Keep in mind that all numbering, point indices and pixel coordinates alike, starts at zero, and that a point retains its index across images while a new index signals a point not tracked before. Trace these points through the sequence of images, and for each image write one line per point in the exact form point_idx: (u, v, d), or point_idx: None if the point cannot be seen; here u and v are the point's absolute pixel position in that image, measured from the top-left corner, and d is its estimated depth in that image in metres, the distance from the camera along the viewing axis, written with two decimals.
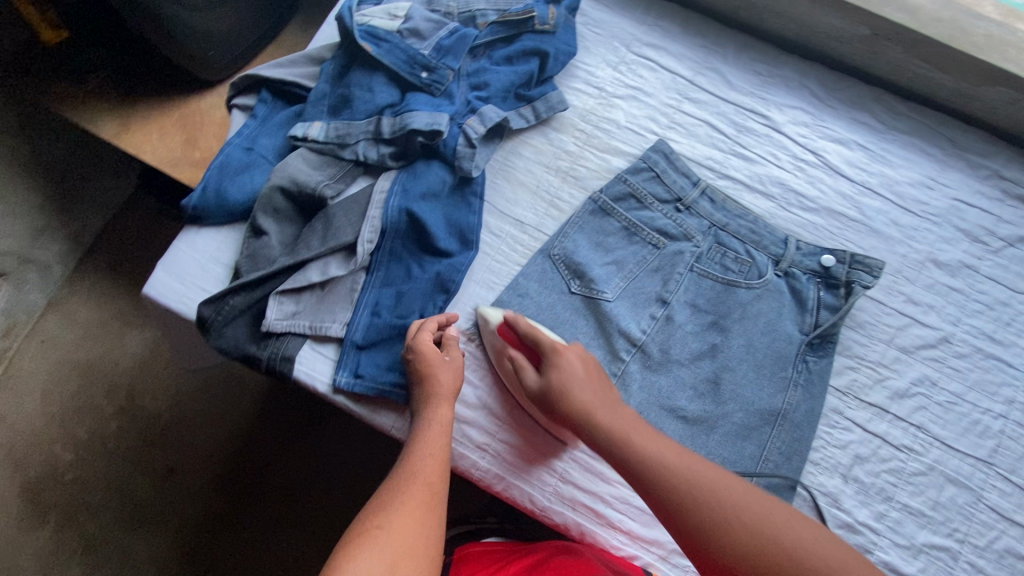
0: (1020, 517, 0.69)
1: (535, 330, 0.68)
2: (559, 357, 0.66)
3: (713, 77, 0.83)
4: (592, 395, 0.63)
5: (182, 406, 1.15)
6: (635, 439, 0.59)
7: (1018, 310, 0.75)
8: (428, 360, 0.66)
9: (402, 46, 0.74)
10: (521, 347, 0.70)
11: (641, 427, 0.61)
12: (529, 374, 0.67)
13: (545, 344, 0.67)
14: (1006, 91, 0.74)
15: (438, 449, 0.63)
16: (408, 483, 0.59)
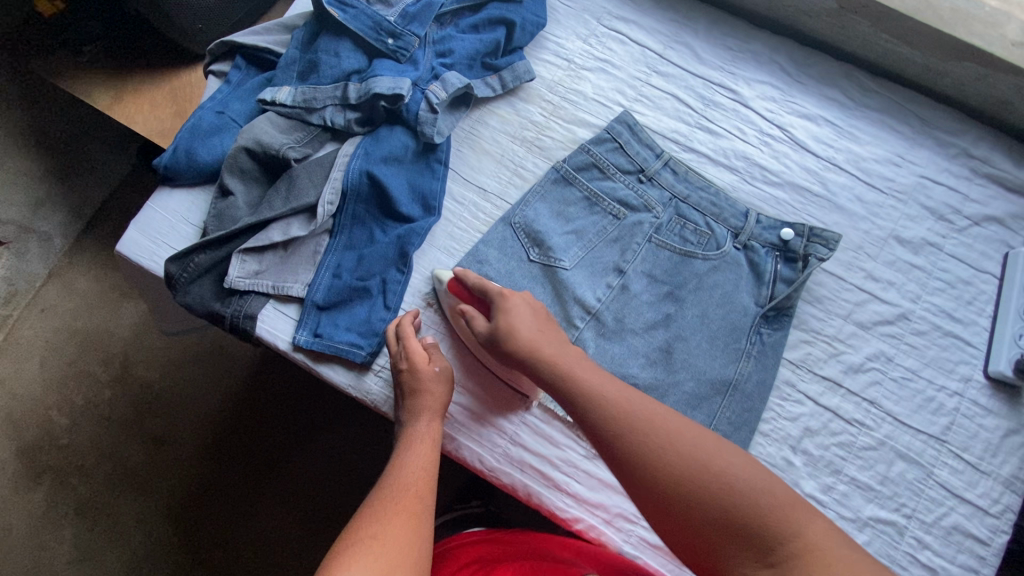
0: (971, 495, 0.68)
1: (479, 278, 0.69)
2: (503, 300, 0.66)
3: (683, 51, 0.82)
4: (535, 334, 0.63)
5: (173, 376, 1.16)
6: (564, 369, 0.60)
7: (979, 289, 0.74)
8: (419, 371, 0.67)
9: (367, 12, 0.75)
10: (467, 297, 0.70)
11: (580, 361, 0.61)
12: (478, 319, 0.67)
13: (489, 290, 0.67)
14: (974, 67, 0.74)
15: (429, 461, 0.63)
16: (399, 491, 0.58)
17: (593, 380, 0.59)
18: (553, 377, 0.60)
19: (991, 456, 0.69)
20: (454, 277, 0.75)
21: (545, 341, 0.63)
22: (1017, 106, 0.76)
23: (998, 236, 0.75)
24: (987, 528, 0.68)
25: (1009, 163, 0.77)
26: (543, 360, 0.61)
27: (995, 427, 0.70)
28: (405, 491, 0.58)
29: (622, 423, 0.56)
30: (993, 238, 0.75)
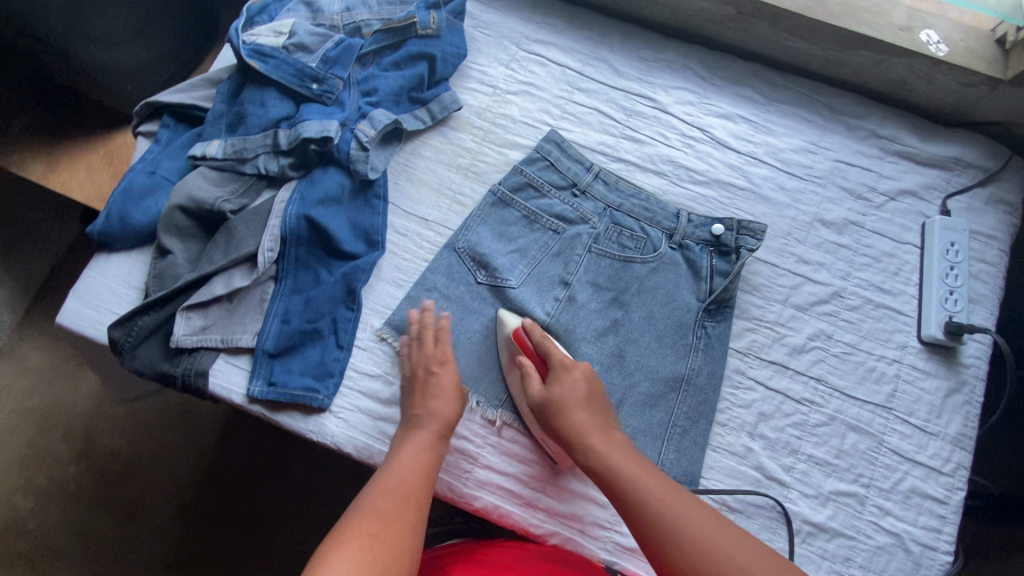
0: (923, 458, 0.71)
1: (549, 344, 0.69)
2: (569, 372, 0.67)
3: (601, 66, 0.86)
4: (583, 413, 0.65)
5: (142, 442, 1.13)
6: (591, 445, 0.63)
7: (904, 260, 0.78)
8: (434, 384, 0.68)
9: (288, 60, 0.75)
10: (529, 354, 0.70)
11: (610, 441, 0.64)
12: (536, 384, 0.67)
13: (557, 360, 0.68)
14: (868, 54, 0.78)
15: (425, 467, 0.64)
16: (396, 499, 0.60)
17: (614, 454, 0.62)
18: (580, 449, 0.63)
19: (936, 417, 0.72)
20: (405, 307, 0.75)
21: (590, 419, 0.65)
22: (913, 86, 0.81)
23: (915, 207, 0.79)
24: (942, 487, 0.70)
25: (915, 138, 0.81)
26: (576, 434, 0.64)
27: (936, 389, 0.73)
28: (402, 501, 0.60)
29: (625, 489, 0.60)
30: (910, 210, 0.79)
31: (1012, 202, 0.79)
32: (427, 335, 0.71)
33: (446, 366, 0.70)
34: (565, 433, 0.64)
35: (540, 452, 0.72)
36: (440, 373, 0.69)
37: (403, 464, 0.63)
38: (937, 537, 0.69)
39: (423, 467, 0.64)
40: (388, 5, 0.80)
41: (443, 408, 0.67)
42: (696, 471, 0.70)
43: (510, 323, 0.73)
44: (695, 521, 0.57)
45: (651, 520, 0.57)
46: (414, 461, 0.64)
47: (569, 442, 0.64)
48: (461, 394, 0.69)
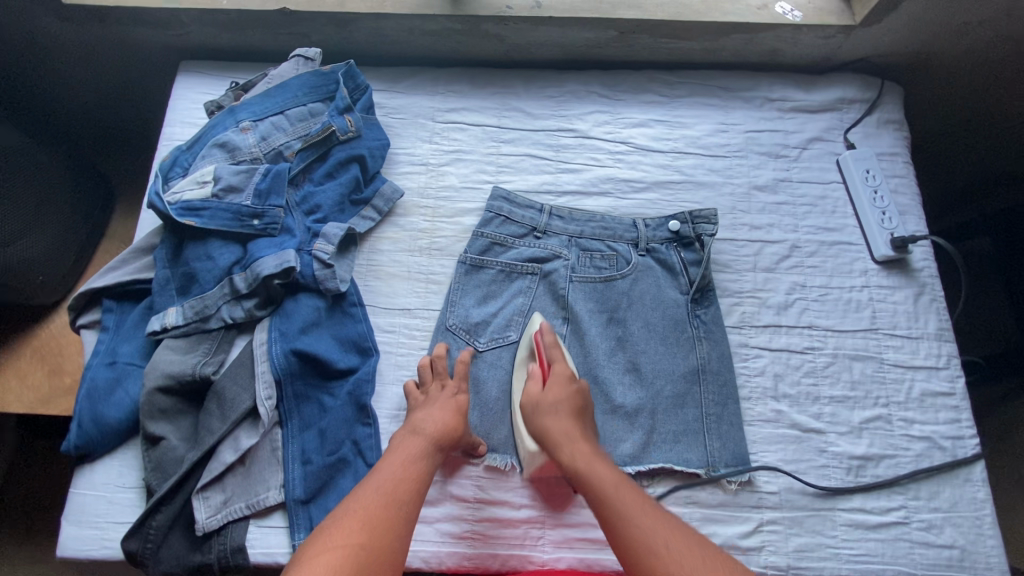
0: (920, 361, 0.78)
1: (559, 355, 0.74)
2: (565, 382, 0.71)
3: (516, 115, 0.90)
4: (568, 421, 0.68)
5: None
6: (570, 446, 0.67)
7: (835, 198, 0.86)
8: (437, 401, 0.69)
9: (222, 206, 0.74)
10: (540, 357, 0.74)
11: (590, 449, 0.67)
12: (534, 387, 0.72)
13: (558, 369, 0.72)
14: (741, 36, 0.87)
15: (416, 473, 0.63)
16: (386, 501, 0.59)
17: (596, 463, 0.65)
18: (562, 448, 0.67)
19: (916, 322, 0.80)
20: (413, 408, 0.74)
21: (575, 425, 0.68)
22: (784, 51, 0.91)
23: (826, 150, 0.88)
24: (945, 380, 0.77)
25: (803, 92, 0.91)
26: (560, 435, 0.67)
27: (905, 297, 0.81)
28: (392, 507, 0.59)
29: (590, 488, 0.64)
30: (823, 153, 0.88)
31: (897, 120, 0.90)
32: (439, 366, 0.73)
33: (462, 395, 0.71)
34: (548, 435, 0.68)
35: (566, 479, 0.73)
36: (447, 397, 0.70)
37: (395, 469, 0.63)
38: (960, 426, 0.76)
39: (415, 471, 0.63)
40: (300, 122, 0.80)
41: (443, 420, 0.67)
42: (744, 450, 0.73)
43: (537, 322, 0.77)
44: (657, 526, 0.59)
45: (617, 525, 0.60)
46: (407, 469, 0.63)
47: (552, 443, 0.67)
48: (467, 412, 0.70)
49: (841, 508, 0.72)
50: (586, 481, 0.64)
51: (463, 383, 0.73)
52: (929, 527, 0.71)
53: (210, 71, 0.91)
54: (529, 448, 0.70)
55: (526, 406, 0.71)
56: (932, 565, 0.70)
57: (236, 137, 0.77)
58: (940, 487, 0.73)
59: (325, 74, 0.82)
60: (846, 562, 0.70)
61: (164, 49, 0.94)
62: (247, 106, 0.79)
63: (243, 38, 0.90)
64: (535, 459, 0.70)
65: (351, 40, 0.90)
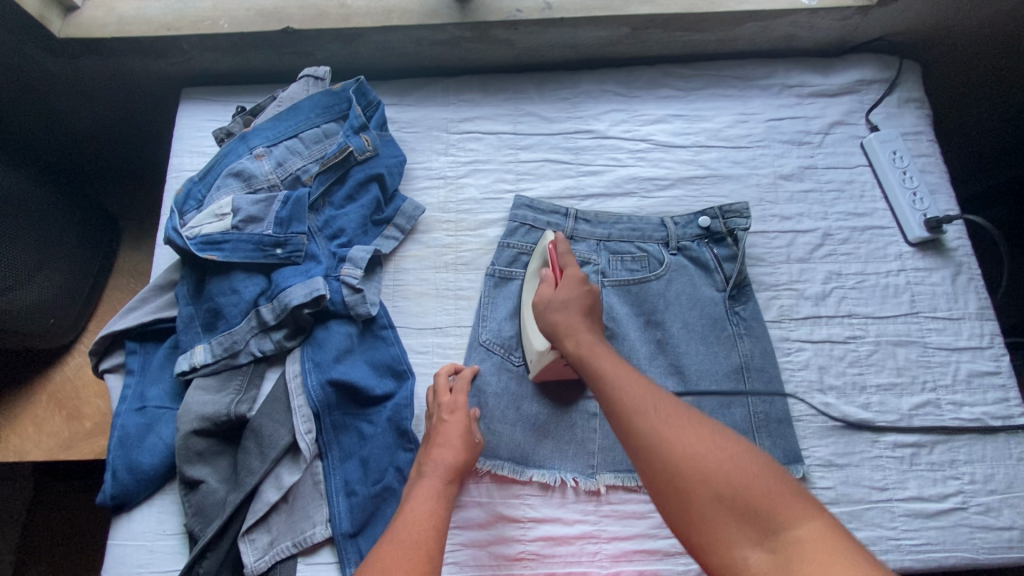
0: (964, 342, 0.77)
1: (572, 259, 0.73)
2: (576, 283, 0.70)
3: (531, 120, 0.88)
4: (576, 315, 0.68)
5: None
6: (576, 336, 0.66)
7: (863, 181, 0.85)
8: (446, 428, 0.67)
9: (243, 237, 0.71)
10: (552, 263, 0.74)
11: (597, 340, 0.66)
12: (547, 289, 0.72)
13: (569, 272, 0.72)
14: (755, 24, 0.85)
15: (434, 516, 0.60)
16: (407, 542, 0.56)
17: (599, 348, 0.64)
18: (568, 339, 0.66)
19: (956, 302, 0.78)
20: None
21: (584, 320, 0.68)
22: (799, 36, 0.89)
23: (849, 133, 0.87)
24: (991, 360, 0.76)
25: (820, 76, 0.89)
26: (567, 326, 0.67)
27: (943, 278, 0.80)
28: (415, 547, 0.56)
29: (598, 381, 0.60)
30: (846, 137, 0.87)
31: (917, 98, 0.89)
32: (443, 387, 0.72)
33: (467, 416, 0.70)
34: (556, 325, 0.68)
35: (612, 491, 0.71)
36: (451, 421, 0.68)
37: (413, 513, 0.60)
38: (1009, 406, 0.74)
39: (433, 513, 0.60)
40: (316, 144, 0.78)
41: (451, 450, 0.66)
42: (796, 446, 0.72)
43: (549, 237, 0.77)
44: (669, 419, 0.54)
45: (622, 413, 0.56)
46: (424, 509, 0.60)
47: (561, 333, 0.67)
48: (473, 440, 0.68)
49: (897, 498, 0.70)
50: (587, 364, 0.63)
51: (462, 396, 0.70)
52: (988, 511, 0.70)
53: (215, 97, 0.88)
54: (537, 346, 0.70)
55: (538, 305, 0.71)
56: (994, 549, 0.68)
57: (251, 165, 0.75)
58: (996, 469, 0.72)
59: (337, 92, 0.79)
60: (909, 553, 0.68)
61: (165, 77, 0.92)
62: (260, 131, 0.77)
63: (246, 61, 0.88)
64: (542, 357, 0.69)
65: (358, 56, 0.87)
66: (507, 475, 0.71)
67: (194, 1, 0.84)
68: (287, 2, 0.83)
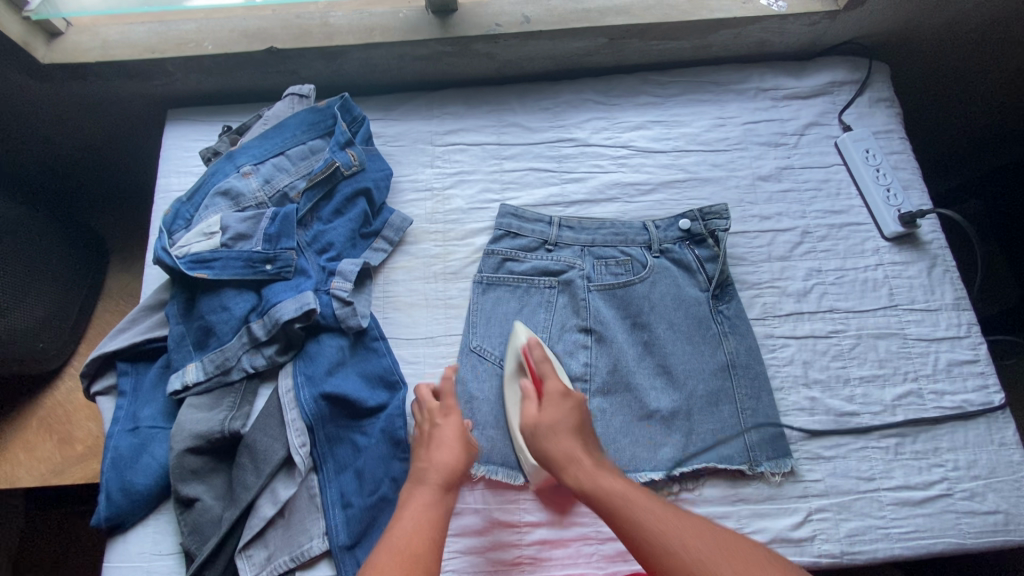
0: (942, 333, 0.79)
1: (549, 368, 0.72)
2: (559, 398, 0.70)
3: (514, 130, 0.90)
4: (570, 438, 0.67)
5: None
6: (573, 471, 0.66)
7: (839, 180, 0.87)
8: (432, 437, 0.68)
9: (233, 255, 0.72)
10: (533, 373, 0.73)
11: (596, 463, 0.67)
12: (532, 408, 0.71)
13: (551, 385, 0.71)
14: (728, 31, 0.88)
15: (425, 528, 0.61)
16: (400, 556, 0.57)
17: (601, 477, 0.65)
18: (551, 443, 0.67)
19: (933, 294, 0.81)
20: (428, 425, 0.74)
21: (576, 440, 0.68)
22: (770, 42, 0.92)
23: (823, 133, 0.89)
24: (969, 348, 0.78)
25: (794, 79, 0.92)
26: (565, 455, 0.66)
27: (919, 271, 0.82)
28: (404, 564, 0.57)
29: (588, 488, 0.64)
30: (821, 138, 0.89)
31: (888, 97, 0.92)
32: (438, 394, 0.72)
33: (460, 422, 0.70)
34: (552, 459, 0.67)
35: None
36: (440, 428, 0.69)
37: (403, 525, 0.61)
38: (988, 392, 0.76)
39: (426, 525, 0.61)
40: (302, 160, 0.78)
41: (438, 463, 0.66)
42: (783, 440, 0.73)
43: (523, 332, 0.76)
44: (656, 512, 0.60)
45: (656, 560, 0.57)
46: (417, 521, 0.61)
47: (561, 466, 0.66)
48: (468, 444, 0.69)
49: (885, 488, 0.72)
50: (587, 487, 0.64)
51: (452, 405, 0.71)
52: (972, 496, 0.72)
53: (200, 117, 0.89)
54: (530, 464, 0.70)
55: (525, 428, 0.70)
56: (979, 533, 0.70)
57: (238, 183, 0.76)
58: (978, 455, 0.74)
59: (322, 109, 0.81)
60: (898, 541, 0.70)
61: (151, 99, 0.93)
62: (246, 150, 0.78)
63: (230, 81, 0.89)
64: (541, 475, 0.71)
65: (342, 72, 0.88)
66: (504, 480, 0.72)
67: (177, 24, 0.85)
68: (270, 22, 0.84)
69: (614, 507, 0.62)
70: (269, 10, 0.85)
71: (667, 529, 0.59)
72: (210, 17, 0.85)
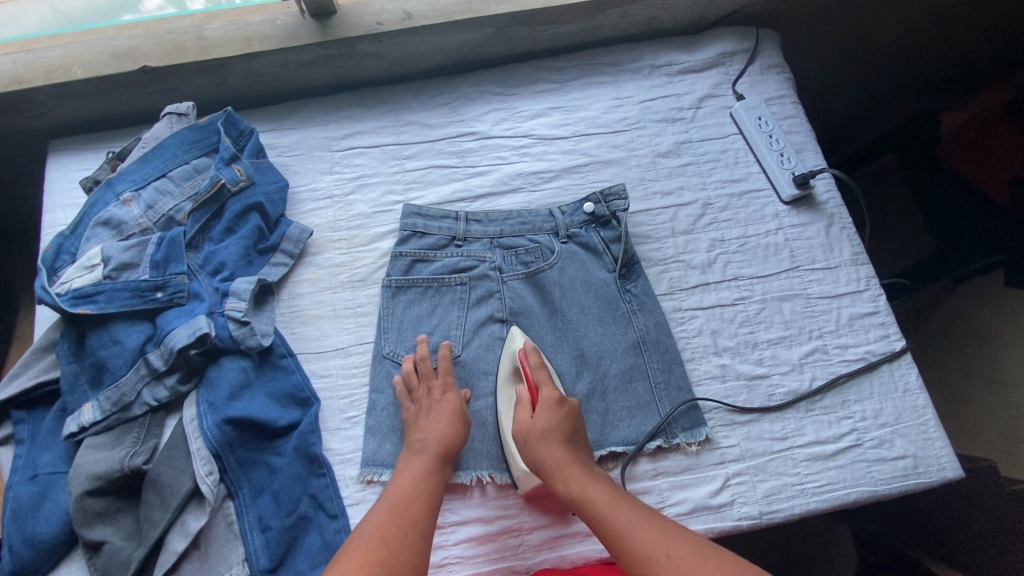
0: (843, 288, 0.81)
1: (546, 376, 0.71)
2: (553, 406, 0.68)
3: (414, 128, 0.89)
4: None
5: None
6: (556, 462, 0.65)
7: (736, 149, 0.88)
8: (430, 407, 0.70)
9: (119, 286, 0.69)
10: (528, 379, 0.72)
11: (586, 472, 0.66)
12: (528, 337, 0.73)
13: (545, 392, 0.69)
14: (614, 11, 0.88)
15: (419, 494, 0.63)
16: (398, 519, 0.60)
17: (590, 484, 0.64)
18: (551, 390, 0.68)
19: (831, 252, 0.83)
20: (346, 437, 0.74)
21: (565, 372, 0.70)
22: (659, 18, 0.92)
23: (719, 105, 0.90)
24: (869, 301, 0.81)
25: (686, 54, 0.93)
26: None
27: (818, 231, 0.84)
28: (398, 523, 0.60)
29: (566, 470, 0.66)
30: (717, 109, 0.90)
31: (777, 64, 0.93)
32: (423, 363, 0.74)
33: (451, 396, 0.71)
34: (545, 465, 0.65)
35: None
36: (436, 399, 0.71)
37: (401, 488, 0.64)
38: (890, 340, 0.79)
39: (422, 490, 0.64)
40: (186, 181, 0.76)
41: (433, 432, 0.68)
42: (697, 410, 0.75)
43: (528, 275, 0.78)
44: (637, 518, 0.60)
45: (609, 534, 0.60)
46: (414, 487, 0.64)
47: (551, 473, 0.65)
48: (464, 418, 0.70)
49: (797, 445, 0.74)
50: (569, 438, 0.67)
51: (450, 378, 0.73)
52: (881, 444, 0.74)
53: (83, 145, 0.86)
54: (522, 471, 0.69)
55: (519, 355, 0.73)
56: (889, 479, 0.72)
57: (119, 211, 0.73)
58: (884, 403, 0.76)
59: (203, 126, 0.78)
60: (814, 496, 0.72)
61: (29, 132, 0.88)
62: (126, 176, 0.75)
63: (110, 105, 0.85)
64: (531, 482, 0.69)
65: (228, 86, 0.86)
66: None
67: (43, 49, 0.81)
68: (141, 40, 0.81)
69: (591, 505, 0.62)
70: (140, 27, 0.82)
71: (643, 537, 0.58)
72: (79, 41, 0.81)
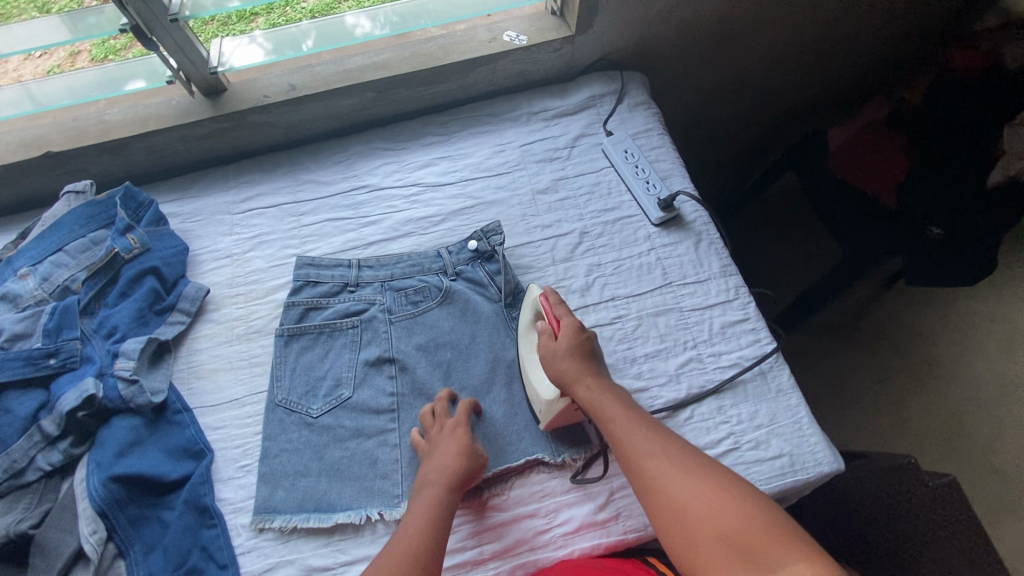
0: (714, 299, 0.86)
1: (565, 310, 0.79)
2: (572, 333, 0.76)
3: (309, 186, 0.95)
4: (579, 365, 0.74)
5: None
6: (585, 383, 0.72)
7: (609, 180, 0.95)
8: (440, 446, 0.71)
9: (10, 356, 0.73)
10: (548, 315, 0.79)
11: (603, 384, 0.73)
12: (547, 341, 0.77)
13: (565, 322, 0.77)
14: (485, 68, 0.97)
15: (425, 530, 0.64)
16: (403, 559, 0.61)
17: (609, 400, 0.71)
18: (578, 387, 0.72)
19: (701, 266, 0.88)
20: (239, 486, 0.75)
21: (586, 367, 0.74)
22: (530, 71, 1.02)
23: (591, 142, 0.98)
24: (738, 309, 0.86)
25: (559, 100, 1.02)
26: (575, 374, 0.73)
27: (687, 248, 0.90)
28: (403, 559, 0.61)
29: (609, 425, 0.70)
30: (589, 146, 0.98)
31: (644, 101, 1.02)
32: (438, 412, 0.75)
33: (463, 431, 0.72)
34: (563, 378, 0.73)
35: None
36: (450, 436, 0.71)
37: (407, 523, 0.65)
38: (760, 344, 0.83)
39: (428, 525, 0.65)
40: (82, 252, 0.81)
41: (443, 468, 0.69)
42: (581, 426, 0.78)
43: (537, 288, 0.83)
44: (674, 462, 0.65)
45: (654, 497, 0.63)
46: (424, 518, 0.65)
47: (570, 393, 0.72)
48: (476, 451, 0.72)
49: None
50: (598, 412, 0.71)
51: (463, 419, 0.74)
52: (758, 445, 0.76)
53: None
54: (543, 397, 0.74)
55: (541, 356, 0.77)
56: (768, 478, 0.74)
57: (16, 285, 0.78)
58: (759, 405, 0.79)
59: (102, 201, 0.85)
60: None
61: None
62: (26, 253, 0.80)
63: (20, 189, 0.91)
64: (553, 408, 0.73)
65: (132, 162, 0.93)
66: (315, 526, 0.72)
67: None
68: (48, 129, 0.88)
69: (638, 459, 0.66)
70: (49, 116, 0.89)
71: (675, 483, 0.63)
72: None
